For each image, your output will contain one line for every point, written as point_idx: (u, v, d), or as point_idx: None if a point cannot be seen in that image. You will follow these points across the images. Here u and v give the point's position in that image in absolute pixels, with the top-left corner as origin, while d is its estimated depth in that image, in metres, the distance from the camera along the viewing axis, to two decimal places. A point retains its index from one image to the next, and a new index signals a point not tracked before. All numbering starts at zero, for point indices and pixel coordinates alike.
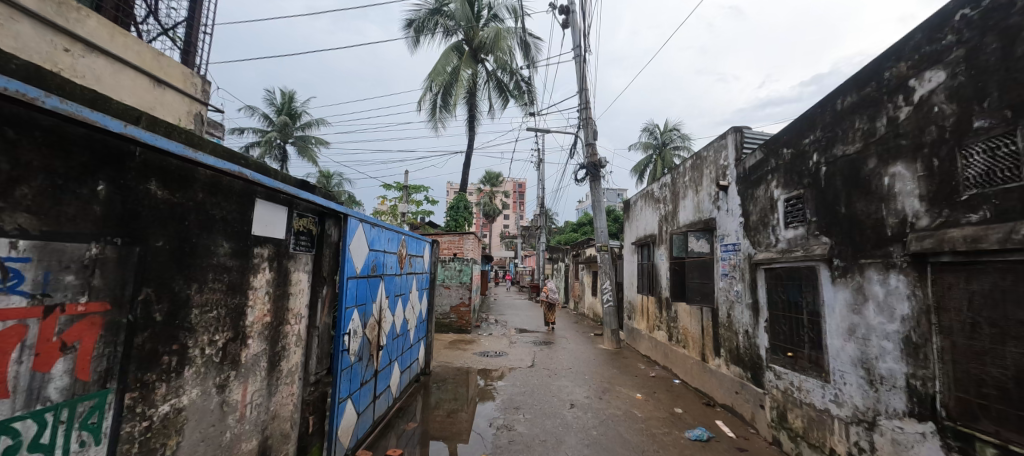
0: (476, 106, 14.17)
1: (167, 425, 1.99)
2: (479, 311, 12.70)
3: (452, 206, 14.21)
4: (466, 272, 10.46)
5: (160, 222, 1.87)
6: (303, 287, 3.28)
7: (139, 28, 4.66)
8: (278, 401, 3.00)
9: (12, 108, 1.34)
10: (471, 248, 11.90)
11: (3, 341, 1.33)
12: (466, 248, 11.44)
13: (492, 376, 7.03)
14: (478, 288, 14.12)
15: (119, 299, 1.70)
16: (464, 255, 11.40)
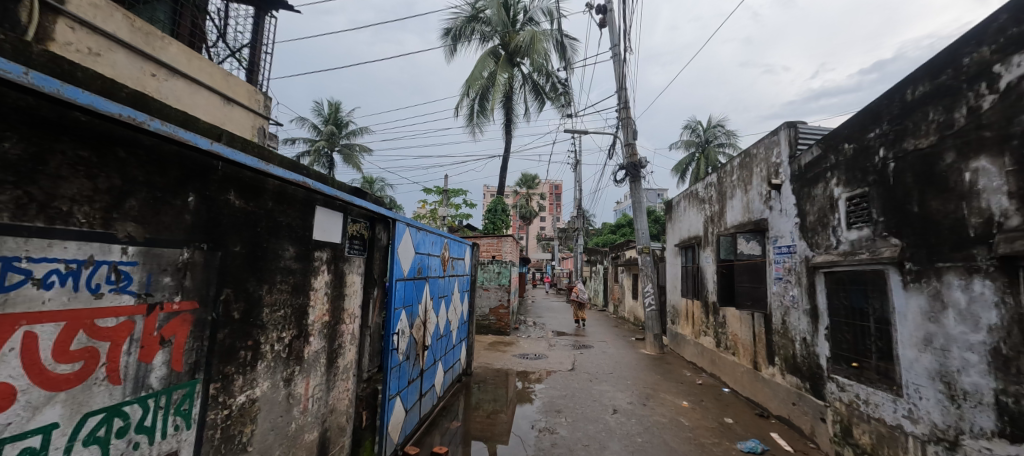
0: (513, 109, 14.27)
1: (242, 414, 2.18)
2: (517, 313, 12.82)
3: (490, 209, 14.39)
4: (505, 274, 10.58)
5: (237, 229, 2.06)
6: (357, 288, 3.47)
7: (211, 51, 5.12)
8: (336, 396, 3.19)
9: (119, 130, 1.44)
10: (510, 251, 12.00)
11: (116, 334, 1.47)
12: (505, 251, 11.54)
13: (533, 379, 7.04)
14: (516, 291, 14.23)
15: (205, 298, 1.87)
16: (503, 257, 11.50)
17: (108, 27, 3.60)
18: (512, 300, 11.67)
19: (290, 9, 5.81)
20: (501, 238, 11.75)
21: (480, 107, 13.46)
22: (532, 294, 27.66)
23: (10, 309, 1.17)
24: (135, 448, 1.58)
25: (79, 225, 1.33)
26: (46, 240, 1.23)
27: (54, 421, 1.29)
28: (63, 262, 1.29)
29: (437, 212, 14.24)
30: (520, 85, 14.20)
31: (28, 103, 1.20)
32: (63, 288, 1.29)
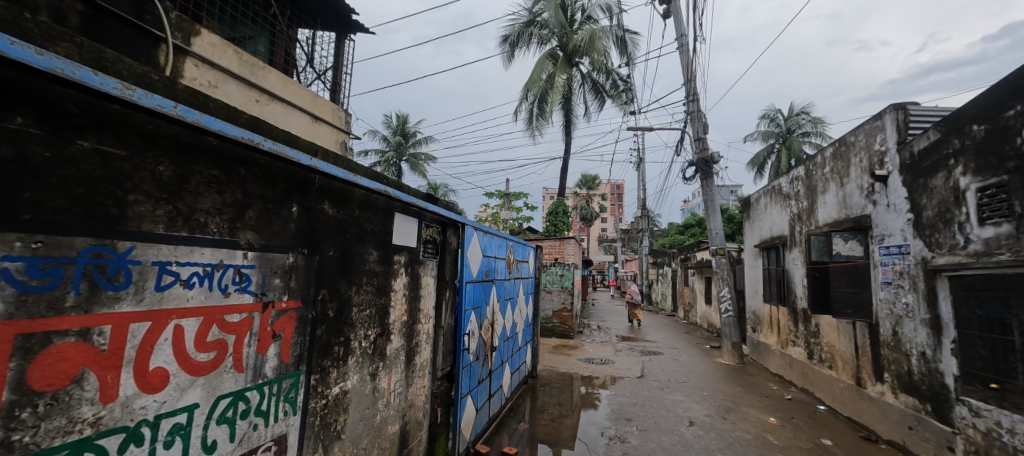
0: (573, 110, 14.09)
1: (336, 404, 2.38)
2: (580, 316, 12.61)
3: (552, 211, 14.33)
4: (568, 277, 10.60)
5: (331, 235, 2.26)
6: (431, 290, 3.63)
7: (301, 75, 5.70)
8: (414, 392, 3.37)
9: (241, 151, 1.64)
10: (572, 253, 11.83)
11: (240, 328, 1.67)
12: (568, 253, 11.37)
13: (600, 385, 6.84)
14: (580, 294, 14.00)
15: (306, 297, 2.08)
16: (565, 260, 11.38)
17: (222, 62, 4.16)
18: (576, 303, 11.49)
19: (365, 31, 6.29)
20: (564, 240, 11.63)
21: (539, 110, 13.46)
22: (595, 297, 27.04)
23: (165, 305, 1.33)
24: (255, 428, 1.78)
25: (213, 234, 1.52)
26: (189, 247, 1.41)
27: (195, 402, 1.47)
28: (202, 266, 1.47)
29: (499, 215, 14.46)
30: (580, 85, 13.99)
31: (175, 131, 1.36)
32: (202, 288, 1.46)
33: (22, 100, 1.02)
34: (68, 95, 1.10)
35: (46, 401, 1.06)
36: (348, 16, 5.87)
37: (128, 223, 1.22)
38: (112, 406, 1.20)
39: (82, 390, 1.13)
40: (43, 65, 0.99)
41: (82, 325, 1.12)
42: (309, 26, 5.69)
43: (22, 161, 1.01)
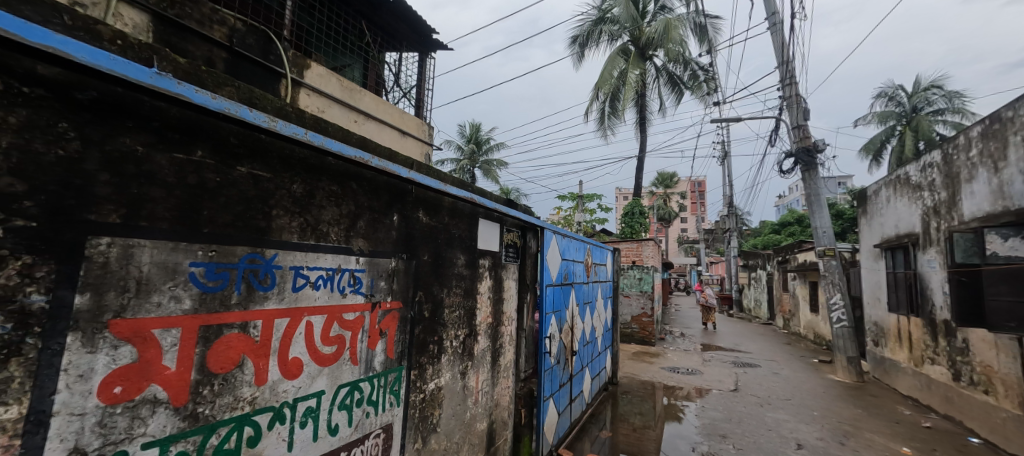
0: (648, 106, 13.46)
1: (432, 399, 2.54)
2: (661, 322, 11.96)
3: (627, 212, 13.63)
4: (647, 280, 9.97)
5: (425, 240, 2.44)
6: (513, 293, 3.72)
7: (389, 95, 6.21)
8: (500, 392, 3.47)
9: (353, 168, 1.84)
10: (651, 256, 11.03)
11: (354, 325, 1.87)
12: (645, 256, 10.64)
13: (685, 396, 6.37)
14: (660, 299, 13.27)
15: (406, 298, 2.26)
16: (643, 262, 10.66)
17: (327, 90, 4.70)
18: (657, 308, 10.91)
19: (444, 47, 6.66)
20: (641, 242, 10.81)
21: (611, 109, 13.03)
22: (676, 302, 25.47)
23: (299, 303, 1.54)
24: (367, 416, 1.97)
25: (333, 241, 1.73)
26: (315, 253, 1.62)
27: (322, 389, 1.67)
28: (325, 269, 1.68)
29: (572, 218, 14.28)
30: (655, 78, 13.30)
31: (303, 154, 1.56)
32: (325, 289, 1.67)
33: (201, 136, 1.18)
34: (230, 129, 1.27)
35: (218, 381, 1.25)
36: (429, 35, 6.26)
37: (272, 234, 1.42)
38: (264, 388, 1.41)
39: (244, 374, 1.33)
40: (215, 107, 1.13)
41: (242, 319, 1.32)
42: (396, 49, 6.16)
43: (202, 186, 1.19)
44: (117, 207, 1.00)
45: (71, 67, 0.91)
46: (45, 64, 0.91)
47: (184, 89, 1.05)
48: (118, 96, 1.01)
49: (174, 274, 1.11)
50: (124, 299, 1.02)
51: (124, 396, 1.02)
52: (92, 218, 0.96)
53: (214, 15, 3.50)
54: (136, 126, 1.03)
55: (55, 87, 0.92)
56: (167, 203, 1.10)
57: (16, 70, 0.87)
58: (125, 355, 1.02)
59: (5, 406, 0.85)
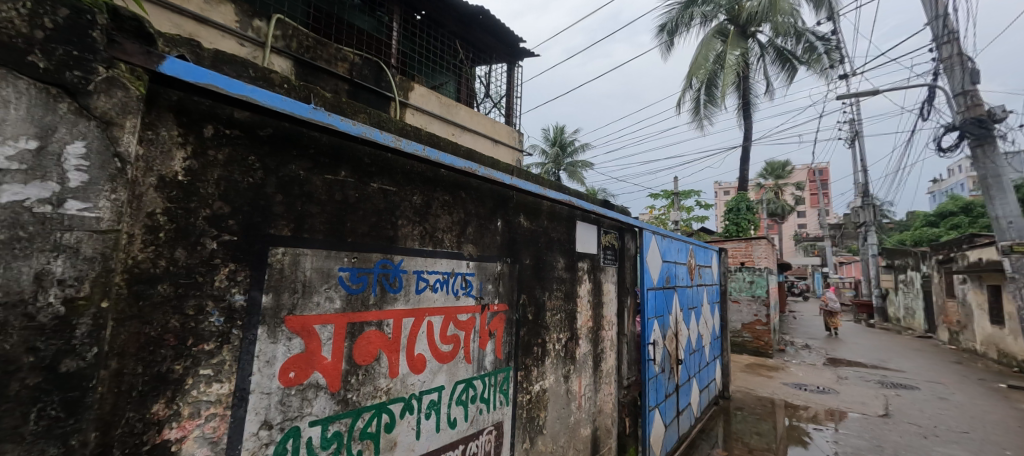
0: (753, 89, 11.99)
1: (538, 401, 2.58)
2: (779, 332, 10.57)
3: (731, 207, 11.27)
4: (761, 284, 8.78)
5: (527, 244, 2.50)
6: (612, 297, 3.61)
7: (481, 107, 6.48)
8: (602, 398, 3.39)
9: (462, 178, 1.96)
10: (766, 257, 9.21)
11: (467, 325, 1.98)
12: (757, 256, 9.09)
13: (812, 419, 5.49)
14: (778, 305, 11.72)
15: (511, 301, 2.33)
16: (755, 264, 9.10)
17: (428, 108, 5.08)
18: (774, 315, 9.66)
19: (531, 55, 6.77)
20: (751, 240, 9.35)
21: (708, 97, 11.82)
22: (795, 308, 22.23)
23: (421, 304, 1.68)
24: (481, 412, 2.07)
25: (447, 247, 1.86)
26: (432, 258, 1.76)
27: (442, 384, 1.80)
28: (441, 273, 1.81)
29: (668, 217, 13.32)
30: (760, 57, 11.81)
31: (421, 168, 1.71)
32: (442, 291, 1.81)
33: (343, 159, 1.37)
34: (364, 151, 1.45)
35: (362, 372, 1.42)
36: (516, 45, 6.42)
37: (399, 242, 1.59)
38: (396, 380, 1.57)
39: (380, 367, 1.50)
40: (355, 132, 1.30)
41: (378, 317, 1.48)
42: (485, 63, 6.41)
43: (346, 201, 1.37)
44: (288, 222, 1.20)
45: (257, 110, 1.10)
46: (239, 110, 1.10)
47: (333, 119, 1.23)
48: (287, 130, 1.20)
49: (329, 278, 1.30)
50: (295, 298, 1.21)
51: (297, 380, 1.22)
52: (273, 232, 1.16)
53: (337, 54, 4.05)
54: (299, 155, 1.23)
55: (245, 127, 1.11)
56: (321, 218, 1.29)
57: (222, 116, 1.06)
58: (297, 346, 1.22)
59: (221, 383, 1.05)
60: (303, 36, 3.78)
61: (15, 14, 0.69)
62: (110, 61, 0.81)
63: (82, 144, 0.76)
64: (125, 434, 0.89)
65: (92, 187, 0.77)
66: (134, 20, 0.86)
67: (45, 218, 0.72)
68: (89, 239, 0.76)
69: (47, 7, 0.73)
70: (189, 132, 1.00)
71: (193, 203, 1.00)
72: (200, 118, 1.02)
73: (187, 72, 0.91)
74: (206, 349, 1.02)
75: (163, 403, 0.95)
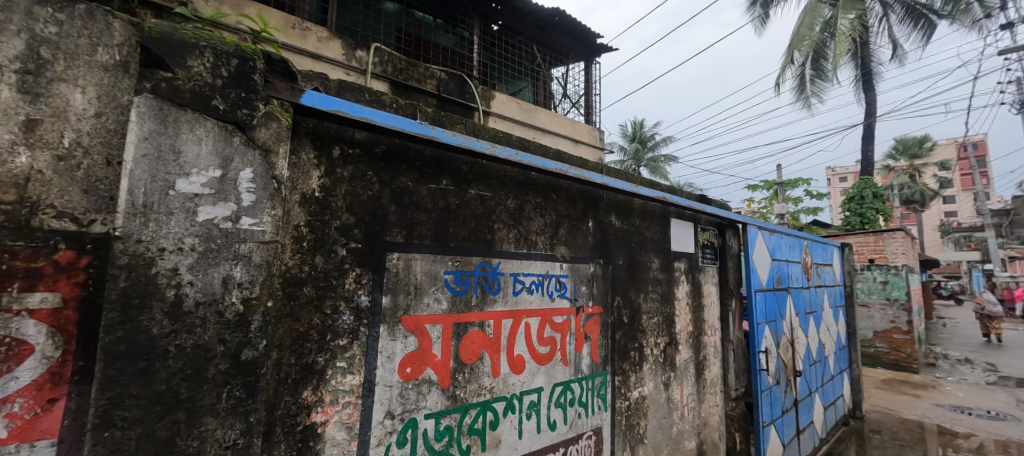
0: (876, 56, 10.13)
1: (637, 408, 2.47)
2: (926, 341, 8.81)
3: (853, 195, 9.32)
4: (898, 285, 7.39)
5: (619, 244, 2.41)
6: (714, 299, 3.32)
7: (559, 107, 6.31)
8: (707, 409, 3.13)
9: (552, 180, 1.96)
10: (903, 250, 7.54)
11: (562, 327, 1.97)
12: (892, 252, 7.55)
13: (978, 451, 4.42)
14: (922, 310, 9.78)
15: (605, 303, 2.27)
16: (890, 261, 7.54)
17: (509, 114, 5.19)
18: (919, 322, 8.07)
19: (608, 50, 6.56)
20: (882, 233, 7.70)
21: (816, 71, 10.32)
22: (947, 313, 18.30)
23: (519, 306, 1.72)
24: (579, 416, 2.04)
25: (541, 250, 1.87)
26: (527, 261, 1.79)
27: (540, 385, 1.81)
28: (536, 275, 1.83)
29: (772, 211, 11.88)
30: (883, 17, 10.02)
31: (513, 172, 1.74)
32: (537, 293, 1.83)
33: (444, 168, 1.45)
34: (462, 159, 1.52)
35: (468, 370, 1.49)
36: (593, 42, 6.24)
37: (496, 246, 1.64)
38: (498, 379, 1.62)
39: (483, 366, 1.56)
40: (455, 142, 1.37)
41: (479, 318, 1.54)
42: (563, 63, 6.34)
43: (448, 208, 1.46)
44: (400, 230, 1.31)
45: (373, 130, 1.21)
46: (359, 131, 1.23)
47: (436, 132, 1.31)
48: (397, 146, 1.31)
49: (436, 280, 1.39)
50: (409, 300, 1.32)
51: (413, 375, 1.32)
52: (389, 239, 1.28)
53: (426, 72, 4.33)
54: (408, 168, 1.34)
55: (364, 146, 1.23)
56: (427, 224, 1.39)
57: (346, 137, 1.19)
58: (411, 344, 1.32)
59: (353, 374, 1.18)
60: (397, 59, 4.11)
61: (203, 68, 0.87)
62: (266, 99, 0.96)
63: (251, 170, 0.92)
64: (284, 415, 1.04)
65: (258, 205, 0.92)
66: (282, 62, 1.01)
67: (228, 232, 0.87)
68: (257, 248, 0.91)
69: (224, 60, 0.89)
70: (323, 154, 1.14)
71: (327, 216, 1.14)
72: (330, 141, 1.16)
73: (319, 101, 1.05)
74: (341, 344, 1.16)
75: (310, 389, 1.09)
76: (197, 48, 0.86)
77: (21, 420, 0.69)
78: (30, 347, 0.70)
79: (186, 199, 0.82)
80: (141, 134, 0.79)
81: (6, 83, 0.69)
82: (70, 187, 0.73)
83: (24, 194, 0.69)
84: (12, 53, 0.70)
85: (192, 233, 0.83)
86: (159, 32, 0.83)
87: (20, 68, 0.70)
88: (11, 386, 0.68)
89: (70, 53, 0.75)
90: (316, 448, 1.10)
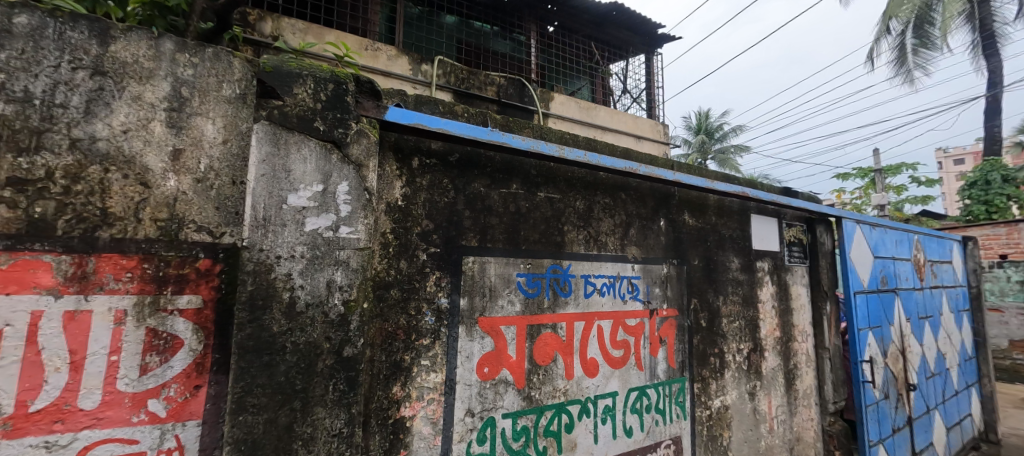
0: (1001, 14, 8.54)
1: (719, 418, 2.31)
2: None
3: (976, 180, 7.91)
4: None
5: (694, 244, 2.29)
6: (805, 302, 3.01)
7: (620, 103, 6.11)
8: (800, 423, 2.84)
9: (621, 179, 1.91)
10: None
11: (636, 330, 1.91)
12: None
13: None
14: None
15: (681, 306, 2.16)
16: None
17: (569, 114, 5.14)
18: None
19: (671, 39, 6.24)
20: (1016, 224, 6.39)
21: (920, 39, 8.69)
22: None
23: (590, 309, 1.70)
24: (657, 424, 1.95)
25: (612, 251, 1.83)
26: (598, 262, 1.76)
27: (615, 390, 1.77)
28: (607, 277, 1.80)
29: (869, 202, 10.50)
30: None
31: (581, 173, 1.73)
32: (609, 295, 1.80)
33: (514, 172, 1.48)
34: (531, 163, 1.54)
35: (542, 372, 1.51)
36: (654, 32, 5.99)
37: (566, 248, 1.63)
38: (572, 382, 1.61)
39: (557, 368, 1.56)
40: (524, 147, 1.39)
41: (552, 320, 1.55)
42: (623, 58, 6.14)
43: (519, 211, 1.49)
44: (475, 234, 1.36)
45: (447, 140, 1.27)
46: (435, 141, 1.29)
47: (506, 138, 1.34)
48: (470, 153, 1.36)
49: (509, 282, 1.42)
50: (484, 301, 1.36)
51: (490, 375, 1.36)
52: (465, 244, 1.33)
53: (486, 79, 4.44)
54: (479, 174, 1.38)
55: (440, 156, 1.30)
56: (499, 228, 1.42)
57: (424, 148, 1.27)
58: (488, 345, 1.37)
59: (436, 372, 1.25)
60: (458, 69, 4.27)
61: (306, 95, 0.98)
62: (358, 117, 1.05)
63: (347, 183, 1.01)
64: (378, 408, 1.12)
65: (353, 215, 1.01)
66: (369, 83, 1.10)
67: (329, 240, 0.97)
68: (354, 254, 1.00)
69: (322, 86, 1.00)
70: (404, 165, 1.22)
71: (408, 222, 1.21)
72: (410, 153, 1.24)
73: (400, 116, 1.12)
74: (424, 343, 1.22)
75: (399, 386, 1.17)
76: (301, 77, 0.97)
77: (175, 402, 0.82)
78: (180, 342, 0.83)
79: (296, 212, 0.93)
80: (259, 157, 0.90)
81: (158, 121, 0.83)
82: (206, 205, 0.86)
83: (173, 213, 0.83)
84: (161, 94, 0.83)
85: (301, 241, 0.93)
86: (271, 66, 0.95)
87: (167, 107, 0.84)
88: (169, 373, 0.82)
89: (203, 90, 0.87)
90: (405, 441, 1.18)
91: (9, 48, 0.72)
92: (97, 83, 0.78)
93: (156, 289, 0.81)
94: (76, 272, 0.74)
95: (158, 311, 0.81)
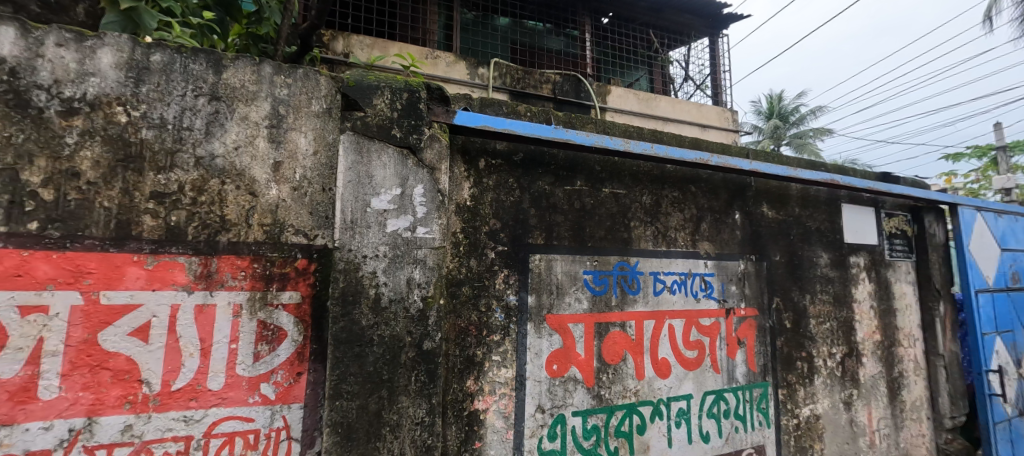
0: None
1: (808, 428, 2.11)
2: None
3: None
4: None
5: (774, 238, 2.11)
6: (911, 302, 2.65)
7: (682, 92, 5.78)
8: (909, 439, 2.51)
9: (690, 171, 1.81)
10: None
11: (711, 330, 1.80)
12: None
13: None
14: None
15: (761, 305, 2.01)
16: None
17: (627, 107, 4.97)
18: None
19: (738, 19, 5.79)
20: None
21: None
22: None
23: (661, 307, 1.64)
24: (737, 431, 1.83)
25: (682, 246, 1.75)
26: (668, 259, 1.69)
27: (690, 392, 1.69)
28: (678, 274, 1.72)
29: (990, 186, 8.97)
30: None
31: (647, 167, 1.67)
32: (680, 293, 1.72)
33: (578, 169, 1.47)
34: (594, 159, 1.52)
35: (612, 371, 1.48)
36: (719, 13, 5.60)
37: (634, 244, 1.59)
38: (643, 382, 1.56)
39: (627, 367, 1.52)
40: (589, 143, 1.37)
41: (620, 319, 1.52)
42: (683, 44, 5.82)
43: (584, 208, 1.47)
44: (541, 232, 1.37)
45: (513, 140, 1.30)
46: (501, 142, 1.32)
47: (571, 134, 1.33)
48: (534, 152, 1.38)
49: (576, 280, 1.42)
50: (552, 299, 1.37)
51: (559, 372, 1.37)
52: (531, 241, 1.34)
53: (542, 77, 4.42)
54: (544, 172, 1.39)
55: (505, 156, 1.33)
56: (565, 226, 1.42)
57: (490, 150, 1.30)
58: (557, 342, 1.37)
59: (506, 368, 1.27)
60: (514, 70, 4.31)
61: (384, 105, 1.05)
62: (430, 123, 1.11)
63: (422, 186, 1.07)
64: (454, 400, 1.18)
65: (428, 217, 1.07)
66: (438, 89, 1.15)
67: (408, 240, 1.03)
68: (430, 253, 1.05)
69: (398, 95, 1.07)
70: (472, 167, 1.26)
71: (477, 222, 1.25)
72: (477, 154, 1.28)
73: (469, 120, 1.16)
74: (494, 339, 1.26)
75: (472, 380, 1.21)
76: (379, 88, 1.04)
77: (282, 387, 0.92)
78: (284, 333, 0.93)
79: (379, 214, 1.00)
80: (346, 165, 0.99)
81: (262, 137, 0.93)
82: (302, 210, 0.96)
83: (276, 218, 0.93)
84: (264, 113, 0.94)
85: (383, 242, 1.00)
86: (353, 80, 1.03)
87: (269, 124, 0.94)
88: (276, 360, 0.92)
89: (296, 107, 0.97)
90: (479, 433, 1.22)
91: (149, 82, 0.85)
92: (214, 107, 0.90)
93: (264, 285, 0.91)
94: (203, 271, 0.86)
95: (266, 306, 0.92)
